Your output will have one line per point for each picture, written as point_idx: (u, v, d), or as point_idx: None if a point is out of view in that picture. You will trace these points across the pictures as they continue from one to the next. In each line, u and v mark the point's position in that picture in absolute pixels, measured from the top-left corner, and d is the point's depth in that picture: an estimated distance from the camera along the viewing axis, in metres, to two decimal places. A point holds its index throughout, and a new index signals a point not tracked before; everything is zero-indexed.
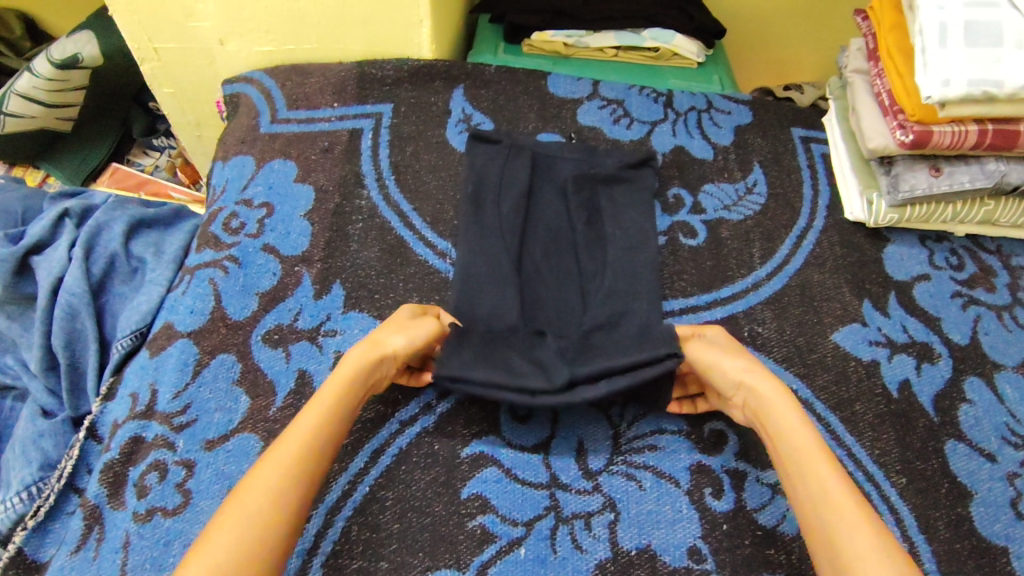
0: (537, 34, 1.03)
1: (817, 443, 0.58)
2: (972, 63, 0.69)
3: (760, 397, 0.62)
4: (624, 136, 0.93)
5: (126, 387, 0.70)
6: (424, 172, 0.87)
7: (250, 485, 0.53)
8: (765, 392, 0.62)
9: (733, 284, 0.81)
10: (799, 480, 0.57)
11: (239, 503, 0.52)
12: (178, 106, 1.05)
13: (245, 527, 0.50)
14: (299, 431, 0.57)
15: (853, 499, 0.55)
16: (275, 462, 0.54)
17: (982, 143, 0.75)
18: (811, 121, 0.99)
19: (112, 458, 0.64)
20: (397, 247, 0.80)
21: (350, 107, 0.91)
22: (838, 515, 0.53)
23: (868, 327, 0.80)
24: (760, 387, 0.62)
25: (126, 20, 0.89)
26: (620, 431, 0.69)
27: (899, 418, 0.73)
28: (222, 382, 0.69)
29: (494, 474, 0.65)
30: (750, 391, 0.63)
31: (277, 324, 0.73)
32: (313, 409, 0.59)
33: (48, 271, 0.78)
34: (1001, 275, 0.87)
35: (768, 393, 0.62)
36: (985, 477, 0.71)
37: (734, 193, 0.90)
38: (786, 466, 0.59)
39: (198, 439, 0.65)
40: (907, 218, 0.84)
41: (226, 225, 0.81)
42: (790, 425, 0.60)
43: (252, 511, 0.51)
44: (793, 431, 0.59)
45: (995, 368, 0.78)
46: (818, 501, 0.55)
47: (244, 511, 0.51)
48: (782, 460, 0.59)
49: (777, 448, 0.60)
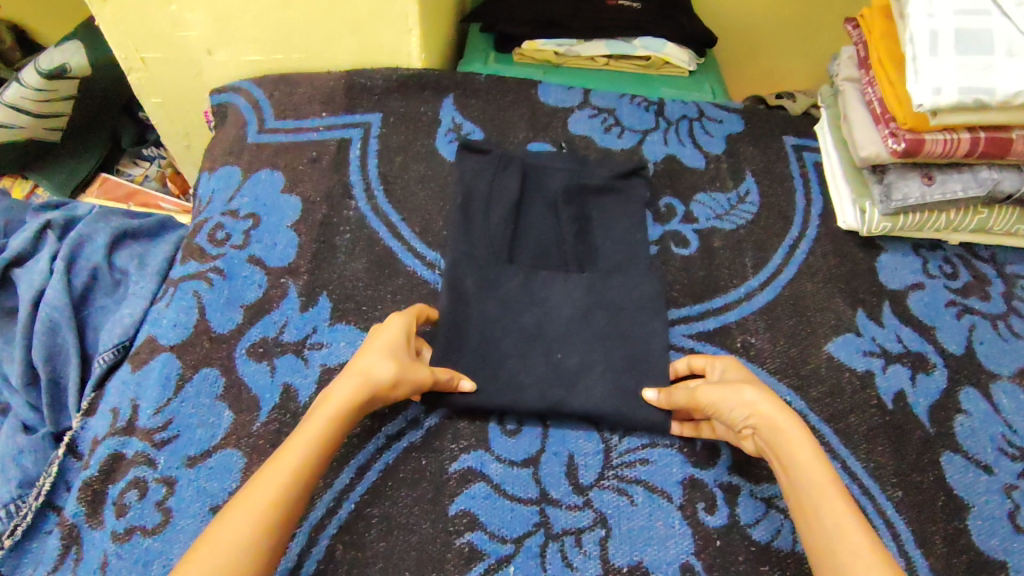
0: (528, 44, 1.03)
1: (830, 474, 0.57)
2: (963, 70, 0.68)
3: (775, 424, 0.60)
4: (615, 145, 0.92)
5: (106, 402, 0.68)
6: (414, 182, 0.86)
7: (230, 520, 0.51)
8: (774, 416, 0.60)
9: (724, 294, 0.80)
10: (817, 513, 0.55)
11: (215, 541, 0.50)
12: (167, 117, 1.04)
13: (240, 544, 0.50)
14: (279, 471, 0.54)
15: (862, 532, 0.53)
16: (254, 500, 0.52)
17: (975, 151, 0.75)
18: (802, 130, 0.98)
19: (91, 476, 0.63)
20: (385, 259, 0.79)
21: (337, 117, 0.90)
22: (859, 557, 0.51)
23: (862, 337, 0.79)
24: (771, 411, 0.60)
25: (111, 30, 0.88)
26: (611, 445, 0.68)
27: (894, 430, 0.72)
28: (205, 398, 0.67)
29: (483, 489, 0.64)
30: (768, 421, 0.60)
31: (261, 337, 0.72)
32: (300, 435, 0.57)
33: (28, 284, 0.77)
34: (995, 284, 0.86)
35: (784, 420, 0.60)
36: (982, 490, 0.70)
37: (726, 202, 0.89)
38: (801, 503, 0.57)
39: (179, 456, 0.64)
40: (900, 227, 0.83)
41: (211, 236, 0.80)
42: (798, 455, 0.58)
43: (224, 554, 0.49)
44: (806, 464, 0.57)
45: (990, 378, 0.78)
46: (836, 539, 0.53)
47: (238, 533, 0.50)
48: (799, 492, 0.57)
49: (795, 490, 0.58)
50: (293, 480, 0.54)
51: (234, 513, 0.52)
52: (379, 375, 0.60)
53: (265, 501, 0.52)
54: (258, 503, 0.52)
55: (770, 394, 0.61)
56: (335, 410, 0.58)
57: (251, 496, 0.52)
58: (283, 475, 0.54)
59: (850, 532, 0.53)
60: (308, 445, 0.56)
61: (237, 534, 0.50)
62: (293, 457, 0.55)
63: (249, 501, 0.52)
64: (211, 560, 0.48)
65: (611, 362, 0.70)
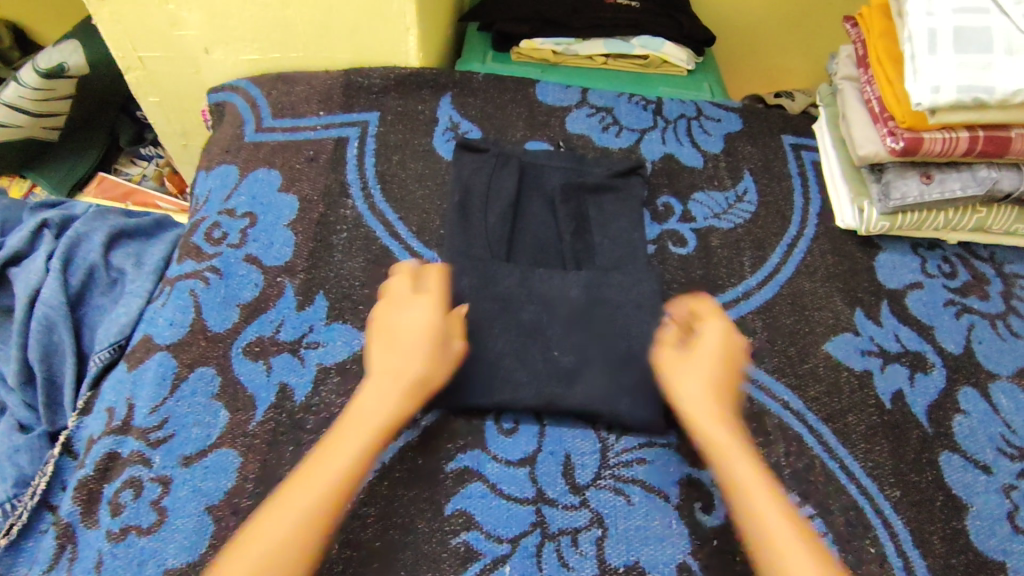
0: (526, 42, 1.02)
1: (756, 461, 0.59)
2: (961, 69, 0.68)
3: (710, 410, 0.62)
4: (613, 144, 0.92)
5: (102, 401, 0.68)
6: (411, 181, 0.86)
7: (297, 498, 0.54)
8: (698, 413, 0.62)
9: (722, 293, 0.80)
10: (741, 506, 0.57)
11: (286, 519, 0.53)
12: (164, 116, 1.04)
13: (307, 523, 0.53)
14: (342, 454, 0.57)
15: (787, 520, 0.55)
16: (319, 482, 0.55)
17: (974, 150, 0.75)
18: (801, 129, 0.98)
19: (86, 475, 0.63)
20: (382, 258, 0.79)
21: (335, 115, 0.90)
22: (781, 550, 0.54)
23: (860, 337, 0.79)
24: (707, 397, 0.62)
25: (108, 29, 0.88)
26: (608, 445, 0.68)
27: (893, 430, 0.72)
28: (201, 397, 0.67)
29: (479, 489, 0.64)
30: (704, 407, 0.62)
31: (257, 336, 0.72)
32: (360, 418, 0.59)
33: (25, 283, 0.76)
34: (994, 283, 0.85)
35: (718, 409, 0.62)
36: (981, 490, 0.70)
37: (724, 201, 0.89)
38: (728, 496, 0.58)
39: (175, 455, 0.63)
40: (898, 226, 0.83)
41: (208, 235, 0.79)
42: (722, 442, 0.60)
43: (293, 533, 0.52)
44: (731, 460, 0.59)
45: (989, 378, 0.77)
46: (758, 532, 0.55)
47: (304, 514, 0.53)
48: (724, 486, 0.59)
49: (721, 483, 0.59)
50: (359, 459, 0.57)
51: (292, 497, 0.54)
52: (432, 364, 0.63)
53: (324, 486, 0.55)
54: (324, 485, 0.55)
55: (708, 386, 0.63)
56: (394, 397, 0.61)
57: (309, 480, 0.55)
58: (345, 459, 0.57)
59: (777, 525, 0.55)
60: (368, 432, 0.59)
61: (293, 520, 0.53)
62: (359, 445, 0.58)
63: (305, 487, 0.55)
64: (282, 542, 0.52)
65: (608, 363, 0.70)
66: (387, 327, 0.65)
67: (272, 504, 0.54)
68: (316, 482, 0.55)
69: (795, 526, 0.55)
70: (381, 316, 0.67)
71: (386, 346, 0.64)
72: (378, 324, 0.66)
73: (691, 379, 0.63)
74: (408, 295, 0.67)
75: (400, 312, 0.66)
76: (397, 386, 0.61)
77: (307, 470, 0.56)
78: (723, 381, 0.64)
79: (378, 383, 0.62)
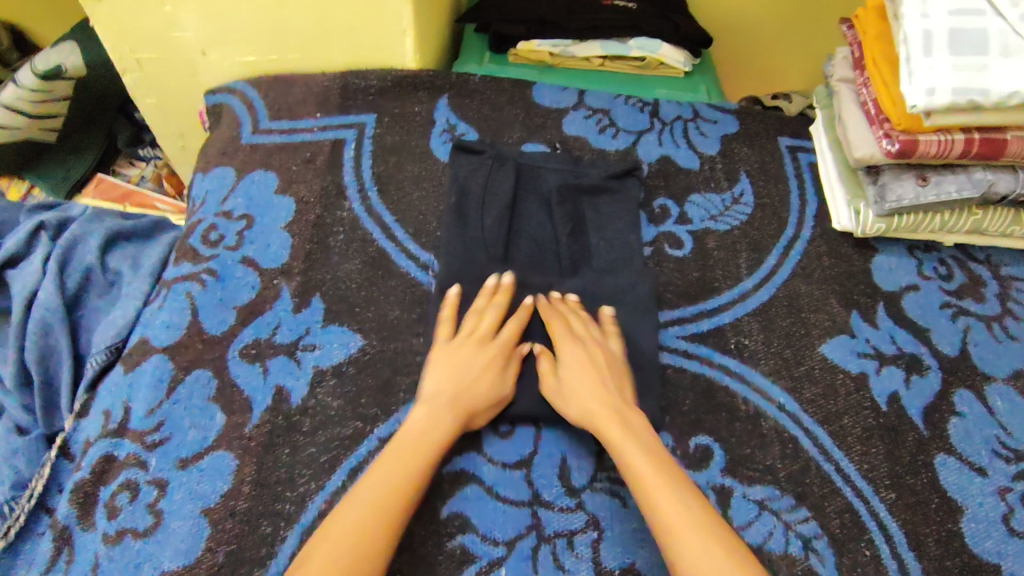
0: (522, 44, 1.02)
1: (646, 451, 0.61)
2: (957, 71, 0.68)
3: (586, 407, 0.64)
4: (610, 146, 0.92)
5: (98, 404, 0.68)
6: (407, 183, 0.86)
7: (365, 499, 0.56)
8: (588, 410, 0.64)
9: (719, 295, 0.80)
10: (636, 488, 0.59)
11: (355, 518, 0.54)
12: (161, 117, 1.03)
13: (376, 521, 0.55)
14: (405, 464, 0.59)
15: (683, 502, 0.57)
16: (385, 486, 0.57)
17: (969, 152, 0.75)
18: (798, 130, 0.98)
19: (83, 478, 0.63)
20: (379, 260, 0.79)
21: (332, 117, 0.90)
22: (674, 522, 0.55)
23: (856, 339, 0.79)
24: (580, 391, 0.65)
25: (105, 31, 0.88)
26: (604, 447, 0.68)
27: (888, 432, 0.72)
28: (197, 399, 0.67)
29: (475, 491, 0.64)
30: (584, 403, 0.65)
31: (254, 338, 0.72)
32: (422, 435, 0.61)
33: (21, 285, 0.77)
34: (990, 285, 0.86)
35: (597, 400, 0.65)
36: (976, 492, 0.70)
37: (720, 203, 0.89)
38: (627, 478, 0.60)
39: (171, 457, 0.63)
40: (894, 228, 0.83)
41: (204, 237, 0.79)
42: (612, 432, 0.62)
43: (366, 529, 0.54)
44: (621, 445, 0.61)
45: (985, 380, 0.77)
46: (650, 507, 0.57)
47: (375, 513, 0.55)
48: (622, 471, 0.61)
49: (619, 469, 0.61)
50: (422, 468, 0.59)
51: (352, 501, 0.56)
52: (485, 405, 0.65)
53: (385, 490, 0.57)
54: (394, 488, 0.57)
55: (592, 387, 0.66)
56: (449, 425, 0.62)
57: (379, 483, 0.57)
58: (411, 465, 0.59)
59: (665, 500, 0.57)
60: (427, 448, 0.60)
61: (357, 521, 0.54)
62: (418, 458, 0.60)
63: (367, 491, 0.56)
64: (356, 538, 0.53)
65: None
66: (456, 359, 0.67)
67: (339, 509, 0.56)
68: (380, 487, 0.57)
69: (684, 497, 0.57)
70: (447, 347, 0.68)
71: (448, 377, 0.65)
72: (445, 353, 0.68)
73: (567, 376, 0.67)
74: (480, 334, 0.69)
75: (473, 348, 0.68)
76: (453, 417, 0.63)
77: (371, 478, 0.58)
78: (595, 377, 0.67)
79: (431, 409, 0.63)
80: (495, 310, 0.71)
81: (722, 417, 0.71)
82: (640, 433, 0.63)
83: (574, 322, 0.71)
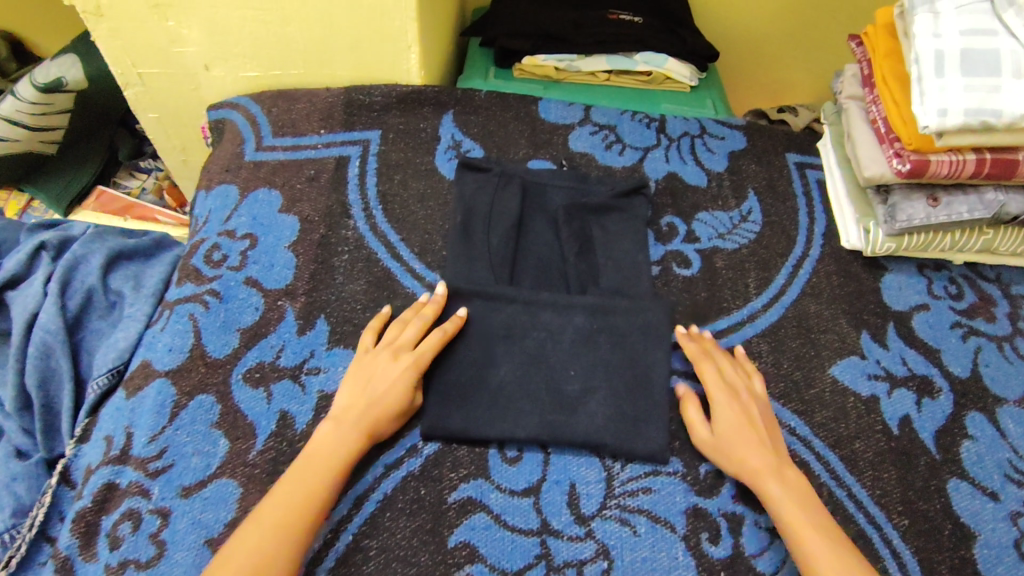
0: (528, 58, 1.02)
1: (769, 458, 0.65)
2: (970, 92, 0.67)
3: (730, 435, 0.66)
4: (616, 162, 0.91)
5: (100, 430, 0.67)
6: (412, 201, 0.85)
7: (270, 506, 0.58)
8: (758, 465, 0.64)
9: (728, 315, 0.79)
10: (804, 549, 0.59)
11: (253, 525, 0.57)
12: (163, 131, 1.02)
13: (279, 523, 0.57)
14: (310, 469, 0.60)
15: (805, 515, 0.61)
16: (290, 490, 0.59)
17: (981, 173, 0.74)
18: (805, 146, 0.98)
19: (85, 506, 0.62)
20: (384, 279, 0.78)
21: (336, 134, 0.89)
22: None
23: (866, 360, 0.78)
24: (739, 441, 0.65)
25: (107, 45, 0.87)
26: (613, 473, 0.67)
27: (900, 456, 0.71)
28: (200, 425, 0.66)
29: (482, 520, 0.63)
30: (743, 455, 0.65)
31: (258, 361, 0.71)
32: (331, 446, 0.62)
33: (22, 307, 0.76)
34: (1001, 304, 0.85)
35: (760, 456, 0.64)
36: (988, 518, 0.69)
37: (728, 221, 0.88)
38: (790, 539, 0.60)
39: (174, 486, 0.62)
40: (904, 248, 0.83)
41: (207, 257, 0.78)
42: (776, 492, 0.62)
43: (265, 530, 0.56)
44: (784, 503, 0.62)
45: (996, 402, 0.77)
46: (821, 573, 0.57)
47: (276, 518, 0.57)
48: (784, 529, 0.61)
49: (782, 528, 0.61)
50: (329, 477, 0.60)
51: (255, 521, 0.57)
52: (391, 419, 0.65)
53: (299, 493, 0.59)
54: (295, 494, 0.59)
55: (760, 441, 0.66)
56: (355, 439, 0.63)
57: (288, 489, 0.59)
58: (318, 473, 0.60)
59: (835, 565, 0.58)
60: (333, 461, 0.61)
61: (259, 525, 0.57)
62: (320, 473, 0.60)
63: (272, 508, 0.57)
64: (256, 539, 0.56)
65: (613, 391, 0.70)
66: (369, 375, 0.67)
67: (242, 527, 0.57)
68: (284, 505, 0.58)
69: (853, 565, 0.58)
70: (364, 360, 0.69)
71: (358, 393, 0.66)
72: (362, 367, 0.68)
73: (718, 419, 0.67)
74: (396, 345, 0.69)
75: (386, 362, 0.68)
76: (359, 431, 0.63)
77: (279, 494, 0.59)
78: (760, 429, 0.67)
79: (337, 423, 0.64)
80: (418, 321, 0.71)
81: None
82: (798, 488, 0.63)
83: (728, 367, 0.72)
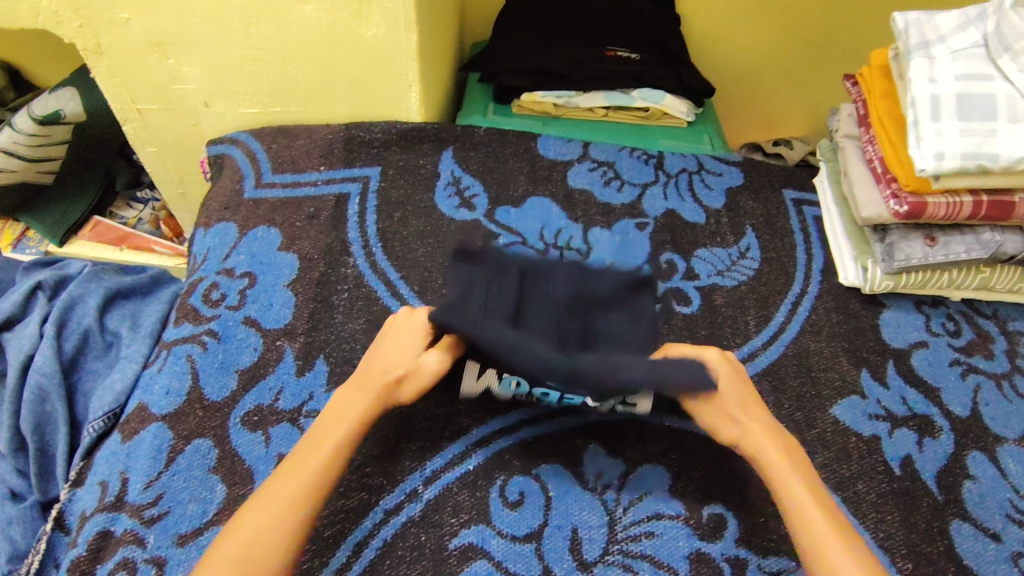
0: (527, 95, 1.03)
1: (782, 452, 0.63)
2: (966, 137, 0.68)
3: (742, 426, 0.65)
4: (615, 199, 0.92)
5: (95, 474, 0.66)
6: (412, 238, 0.85)
7: (309, 440, 0.61)
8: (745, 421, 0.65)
9: (728, 354, 0.79)
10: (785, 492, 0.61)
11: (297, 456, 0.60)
12: (162, 165, 1.02)
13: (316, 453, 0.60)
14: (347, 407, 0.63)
15: (818, 506, 0.59)
16: (325, 425, 0.62)
17: (977, 214, 0.75)
18: (802, 182, 0.98)
19: (79, 555, 0.61)
20: (383, 318, 0.78)
21: (336, 171, 0.89)
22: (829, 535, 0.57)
23: (867, 399, 0.78)
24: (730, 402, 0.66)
25: (106, 81, 0.87)
26: (615, 518, 0.66)
27: (902, 497, 0.71)
28: (197, 470, 0.65)
29: (483, 567, 0.62)
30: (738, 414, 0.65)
31: (256, 405, 0.70)
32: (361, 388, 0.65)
33: (18, 348, 0.76)
34: (999, 341, 0.85)
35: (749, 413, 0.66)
36: (991, 559, 0.68)
37: (727, 258, 0.88)
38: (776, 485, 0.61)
39: (170, 533, 0.61)
40: (903, 285, 0.83)
41: (205, 296, 0.78)
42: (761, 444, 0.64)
43: (307, 459, 0.59)
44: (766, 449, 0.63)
45: (996, 441, 0.76)
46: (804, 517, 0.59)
47: (314, 446, 0.60)
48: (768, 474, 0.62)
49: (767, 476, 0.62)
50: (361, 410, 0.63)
51: (297, 453, 0.60)
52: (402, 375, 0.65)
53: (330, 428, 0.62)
54: (328, 428, 0.62)
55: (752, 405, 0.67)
56: (374, 387, 0.64)
57: (328, 426, 0.62)
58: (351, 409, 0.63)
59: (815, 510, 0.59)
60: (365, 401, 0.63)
61: (301, 459, 0.59)
62: (346, 414, 0.63)
63: (315, 437, 0.61)
64: (295, 465, 0.59)
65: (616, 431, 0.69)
66: (389, 332, 0.70)
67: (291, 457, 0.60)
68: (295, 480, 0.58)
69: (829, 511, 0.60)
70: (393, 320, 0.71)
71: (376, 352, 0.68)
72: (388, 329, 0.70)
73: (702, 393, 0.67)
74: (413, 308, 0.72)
75: (405, 318, 0.70)
76: (376, 380, 0.65)
77: (307, 446, 0.60)
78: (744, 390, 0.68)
79: (361, 375, 0.66)
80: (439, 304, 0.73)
81: (735, 487, 0.69)
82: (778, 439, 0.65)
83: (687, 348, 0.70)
